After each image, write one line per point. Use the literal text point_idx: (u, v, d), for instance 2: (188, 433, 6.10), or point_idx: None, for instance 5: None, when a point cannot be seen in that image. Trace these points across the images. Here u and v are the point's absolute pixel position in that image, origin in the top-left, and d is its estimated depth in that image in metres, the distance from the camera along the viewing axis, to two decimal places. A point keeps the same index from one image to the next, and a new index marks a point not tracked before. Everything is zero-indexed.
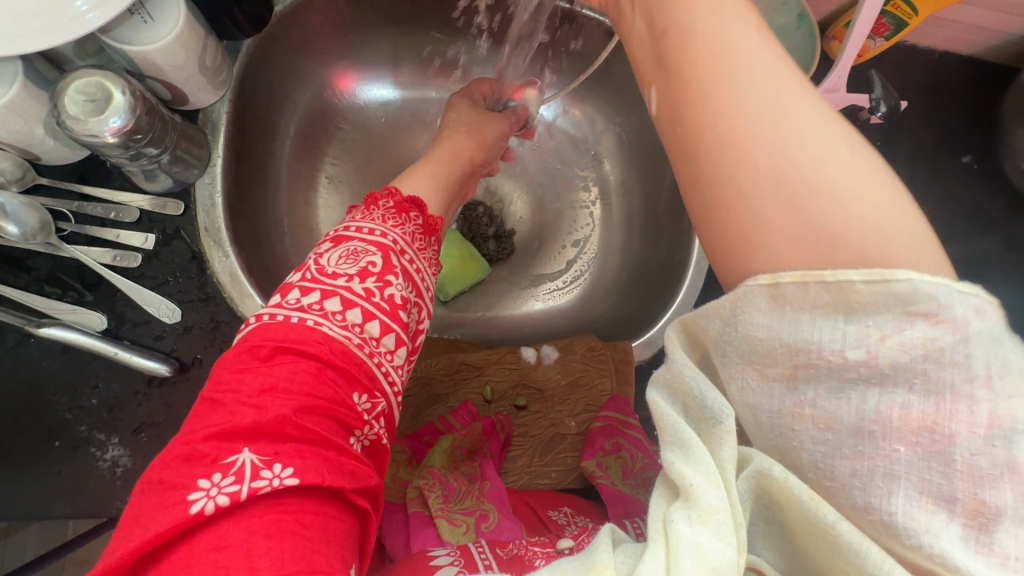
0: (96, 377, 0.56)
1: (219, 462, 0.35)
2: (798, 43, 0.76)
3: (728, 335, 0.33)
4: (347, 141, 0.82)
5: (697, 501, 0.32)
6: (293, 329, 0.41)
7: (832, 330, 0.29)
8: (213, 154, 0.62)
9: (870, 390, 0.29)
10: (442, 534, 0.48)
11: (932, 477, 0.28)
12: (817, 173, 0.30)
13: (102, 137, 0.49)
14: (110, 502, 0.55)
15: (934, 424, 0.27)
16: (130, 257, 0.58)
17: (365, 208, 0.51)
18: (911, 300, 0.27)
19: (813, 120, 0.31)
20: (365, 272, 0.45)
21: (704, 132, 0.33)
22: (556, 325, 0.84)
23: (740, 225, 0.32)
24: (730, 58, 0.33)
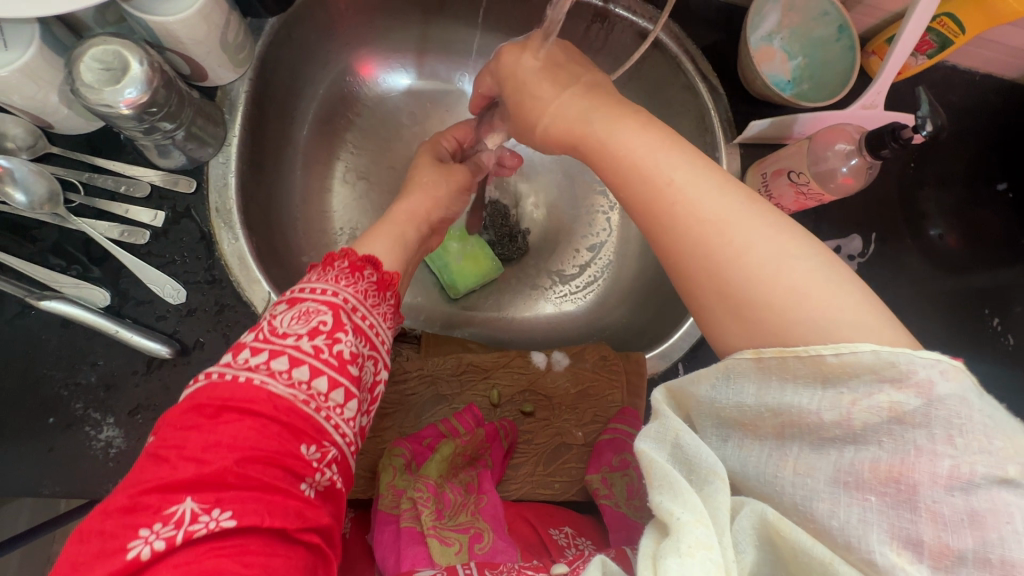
0: (94, 355, 0.54)
1: (161, 513, 0.36)
2: (837, 56, 0.73)
3: (721, 400, 0.37)
4: (366, 129, 0.80)
5: (681, 538, 0.33)
6: (240, 386, 0.41)
7: (813, 398, 0.33)
8: (230, 132, 0.60)
9: (846, 447, 0.33)
10: (433, 554, 0.49)
11: (902, 524, 0.30)
12: (755, 287, 0.36)
13: (116, 108, 0.47)
14: (100, 484, 0.53)
15: (899, 475, 0.31)
16: (138, 233, 0.56)
17: (320, 269, 0.50)
18: (878, 368, 0.31)
19: (749, 241, 0.37)
20: (316, 330, 0.45)
21: (669, 263, 0.41)
22: (567, 330, 0.82)
23: (712, 330, 0.40)
24: (668, 208, 0.40)
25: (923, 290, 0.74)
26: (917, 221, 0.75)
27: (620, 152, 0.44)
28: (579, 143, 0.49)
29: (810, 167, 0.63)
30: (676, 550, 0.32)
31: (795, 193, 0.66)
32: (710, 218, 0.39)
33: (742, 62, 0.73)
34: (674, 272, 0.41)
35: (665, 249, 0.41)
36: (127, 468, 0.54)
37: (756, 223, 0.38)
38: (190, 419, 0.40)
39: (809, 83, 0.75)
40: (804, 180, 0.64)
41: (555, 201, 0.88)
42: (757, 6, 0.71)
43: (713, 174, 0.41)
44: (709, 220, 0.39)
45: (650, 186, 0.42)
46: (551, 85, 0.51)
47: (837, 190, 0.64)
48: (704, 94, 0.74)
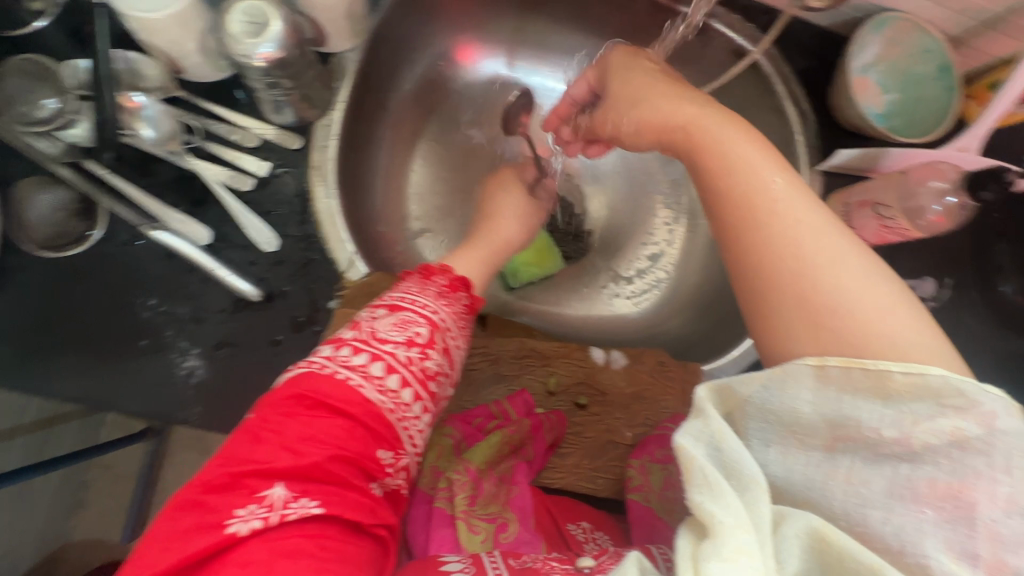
0: (189, 289, 0.58)
1: (254, 495, 0.38)
2: (935, 95, 0.73)
3: (772, 404, 0.38)
4: (453, 112, 0.83)
5: (724, 545, 0.33)
6: (334, 385, 0.43)
7: (878, 415, 0.35)
8: (336, 98, 0.63)
9: (901, 464, 0.34)
10: (461, 540, 0.50)
11: (958, 537, 0.32)
12: (839, 295, 0.38)
13: (252, 59, 0.50)
14: (180, 409, 0.57)
15: (960, 492, 0.32)
16: (243, 179, 0.60)
17: (420, 281, 0.55)
18: (943, 394, 0.33)
19: (840, 253, 0.39)
20: (412, 341, 0.48)
21: (751, 259, 0.41)
22: (624, 332, 0.83)
23: (776, 330, 0.40)
24: (769, 204, 0.41)
25: (983, 345, 0.72)
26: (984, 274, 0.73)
27: (726, 142, 0.44)
28: (675, 134, 0.48)
29: (899, 203, 0.63)
30: (718, 554, 0.33)
31: (879, 225, 0.65)
32: (809, 222, 0.40)
33: (836, 90, 0.73)
34: (752, 267, 0.41)
35: (750, 245, 0.41)
36: (204, 397, 0.57)
37: (844, 239, 0.39)
38: (287, 407, 0.42)
39: (903, 119, 0.73)
40: (890, 214, 0.64)
41: (616, 204, 0.89)
42: (862, 33, 0.70)
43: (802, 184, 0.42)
44: (807, 224, 0.40)
45: (753, 182, 0.42)
46: (633, 98, 0.53)
47: (926, 228, 0.64)
48: (792, 118, 0.74)
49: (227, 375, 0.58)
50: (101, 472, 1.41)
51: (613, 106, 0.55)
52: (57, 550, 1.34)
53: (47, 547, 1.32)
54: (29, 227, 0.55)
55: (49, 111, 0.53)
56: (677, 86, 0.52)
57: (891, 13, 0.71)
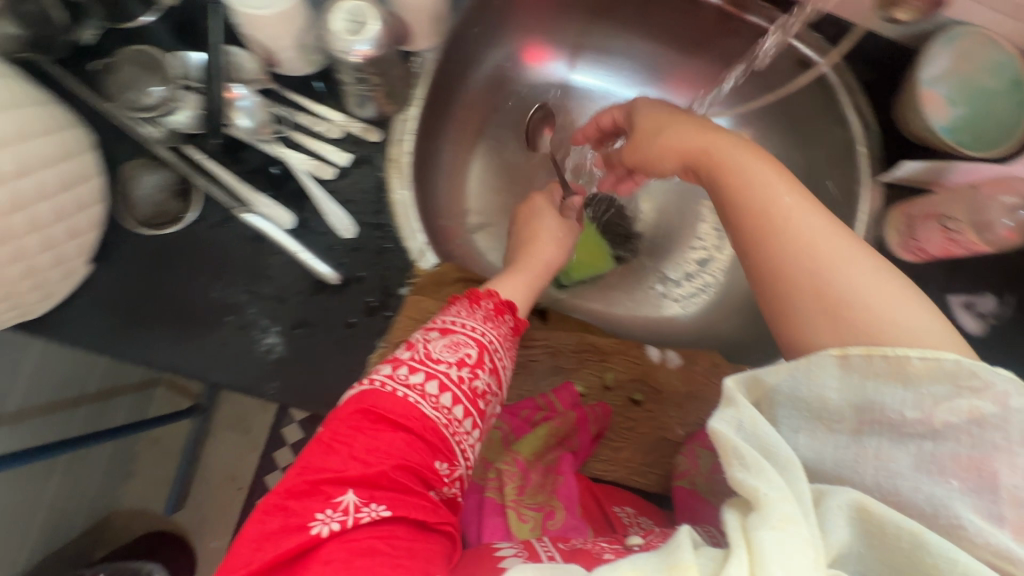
0: (272, 270, 0.61)
1: (331, 501, 0.43)
2: (1005, 110, 0.71)
3: (800, 392, 0.43)
4: (515, 111, 0.85)
5: (769, 513, 0.36)
6: (393, 402, 0.47)
7: (900, 398, 0.39)
8: (415, 96, 0.66)
9: (925, 442, 0.39)
10: (511, 529, 0.53)
11: (984, 503, 0.37)
12: (853, 289, 0.43)
13: (348, 57, 0.54)
14: (260, 382, 0.60)
15: (981, 464, 0.37)
16: (326, 169, 0.63)
17: (468, 304, 0.56)
18: (957, 376, 0.38)
19: (850, 254, 0.44)
20: (462, 361, 0.50)
21: (771, 261, 0.46)
22: (676, 333, 0.85)
23: (798, 325, 0.45)
24: (784, 212, 0.46)
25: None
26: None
27: (745, 166, 0.49)
28: (702, 163, 0.52)
29: (968, 216, 0.63)
30: (765, 522, 0.36)
31: (945, 239, 0.66)
32: (820, 228, 0.45)
33: (902, 100, 0.73)
34: (772, 270, 0.46)
35: (768, 252, 0.46)
36: (282, 372, 0.60)
37: (856, 243, 0.44)
38: (354, 421, 0.46)
39: (971, 133, 0.72)
40: (956, 227, 0.64)
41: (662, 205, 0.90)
42: (931, 48, 0.70)
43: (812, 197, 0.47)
44: (818, 230, 0.45)
45: (768, 194, 0.47)
46: (660, 133, 0.55)
47: (996, 243, 0.63)
48: (857, 127, 0.74)
49: (304, 353, 0.61)
50: (146, 445, 1.47)
51: (642, 142, 0.57)
52: (103, 518, 1.41)
53: (94, 515, 1.38)
54: (133, 204, 0.60)
55: (154, 99, 0.59)
56: (698, 124, 0.54)
57: (961, 27, 0.70)
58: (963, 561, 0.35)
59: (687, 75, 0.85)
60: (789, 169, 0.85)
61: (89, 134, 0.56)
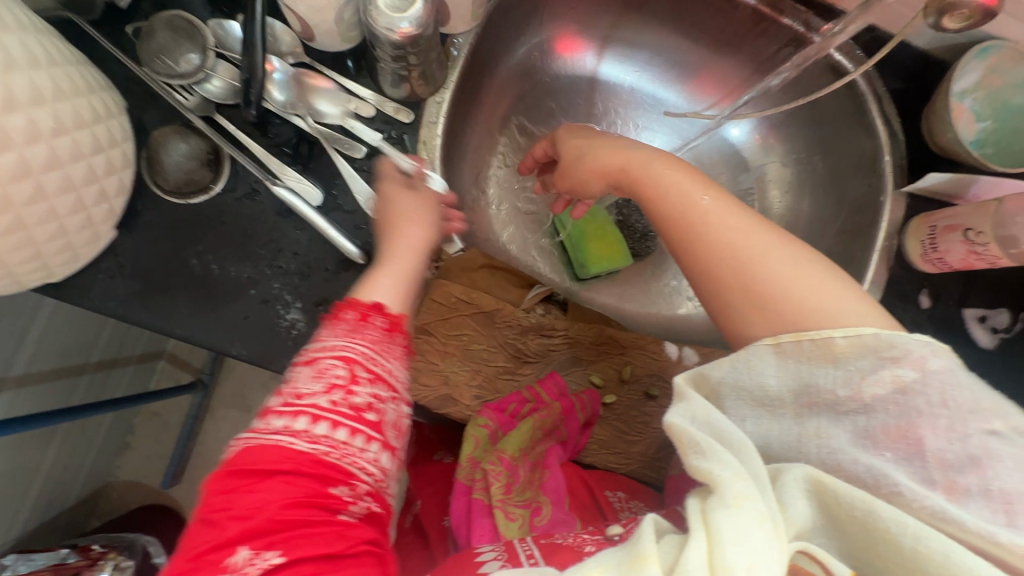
0: (296, 246, 0.61)
1: (220, 566, 0.39)
2: None
3: (742, 380, 0.44)
4: (540, 100, 0.86)
5: (726, 494, 0.37)
6: (266, 451, 0.42)
7: (831, 377, 0.41)
8: (448, 79, 0.66)
9: (859, 417, 0.41)
10: (501, 528, 0.54)
11: (916, 468, 0.39)
12: (772, 281, 0.46)
13: (391, 35, 0.53)
14: (279, 358, 0.60)
15: (907, 432, 0.39)
16: (356, 147, 0.62)
17: (331, 322, 0.49)
18: (880, 349, 0.40)
19: (766, 248, 0.48)
20: (332, 386, 0.44)
21: (696, 268, 0.50)
22: (689, 331, 0.86)
23: (731, 323, 0.48)
24: (702, 217, 0.50)
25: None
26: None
27: (660, 176, 0.54)
28: (621, 175, 0.58)
29: (993, 228, 0.64)
30: (723, 503, 0.37)
31: (967, 250, 0.66)
32: (736, 232, 0.49)
33: (931, 112, 0.73)
34: (699, 275, 0.50)
35: (694, 256, 0.50)
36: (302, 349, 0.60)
37: (771, 239, 0.48)
38: (228, 481, 0.41)
39: (993, 148, 0.74)
40: (983, 240, 0.64)
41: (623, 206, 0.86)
42: (964, 62, 0.70)
43: (727, 199, 0.52)
44: (736, 235, 0.49)
45: (686, 204, 0.52)
46: (582, 154, 0.61)
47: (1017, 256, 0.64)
48: (883, 136, 0.74)
49: None
50: (146, 419, 1.47)
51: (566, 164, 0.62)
52: (100, 487, 1.43)
53: (92, 483, 1.38)
54: (164, 170, 0.58)
55: (190, 66, 0.57)
56: (615, 141, 0.60)
57: (995, 41, 0.70)
58: (912, 524, 0.36)
59: (717, 74, 0.86)
60: (811, 175, 0.86)
61: (120, 98, 0.55)
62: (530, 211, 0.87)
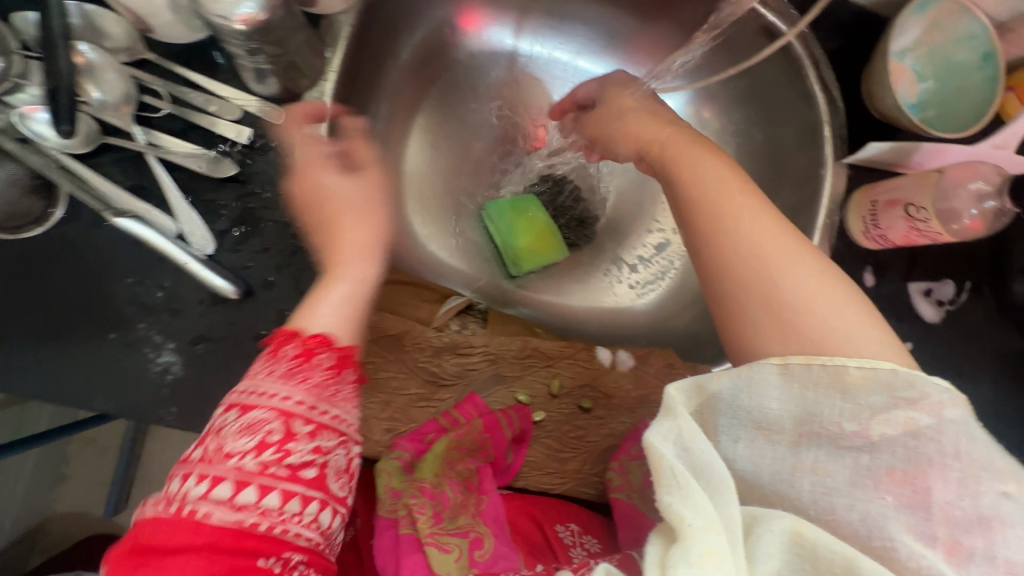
0: (161, 277, 0.53)
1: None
2: (976, 85, 0.66)
3: (741, 401, 0.38)
4: (452, 82, 0.77)
5: (691, 548, 0.33)
6: (181, 525, 0.35)
7: (838, 409, 0.36)
8: (328, 67, 0.57)
9: (861, 455, 0.36)
10: (433, 563, 0.46)
11: (917, 520, 0.35)
12: (797, 294, 0.40)
13: (230, 22, 0.44)
14: (155, 409, 0.53)
15: (915, 479, 0.35)
16: (224, 163, 0.54)
17: (268, 357, 0.41)
18: (894, 387, 0.35)
19: (795, 256, 0.42)
20: (263, 445, 0.37)
21: (714, 268, 0.43)
22: (626, 325, 0.79)
23: (742, 333, 0.42)
24: (734, 213, 0.44)
25: (996, 350, 0.69)
26: (995, 273, 0.70)
27: (693, 161, 0.48)
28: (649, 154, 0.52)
29: (934, 204, 0.60)
30: (684, 559, 0.33)
31: (908, 227, 0.63)
32: (770, 235, 0.42)
33: (869, 75, 0.67)
34: (724, 270, 0.43)
35: (716, 253, 0.43)
36: (181, 395, 0.53)
37: (799, 246, 0.42)
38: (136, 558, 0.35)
39: (936, 110, 0.67)
40: (923, 216, 0.61)
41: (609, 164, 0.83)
42: (902, 18, 0.64)
43: (758, 195, 0.45)
44: (772, 237, 0.42)
45: (718, 194, 0.45)
46: (616, 123, 0.57)
47: (960, 232, 0.62)
48: (821, 105, 0.69)
49: (208, 372, 0.53)
50: (80, 447, 1.36)
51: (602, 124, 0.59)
52: (36, 524, 1.31)
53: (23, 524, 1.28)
54: None
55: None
56: (661, 117, 0.54)
57: None
58: None
59: (647, 42, 0.78)
60: (752, 148, 0.80)
61: None
62: (454, 207, 0.79)
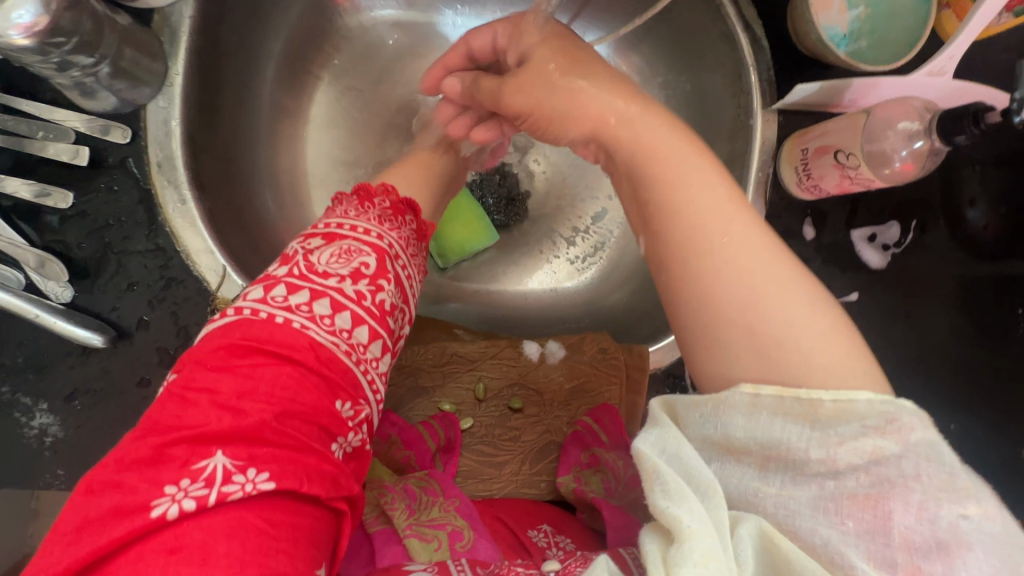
0: (19, 334, 0.49)
1: (188, 468, 0.31)
2: (907, 8, 0.60)
3: (711, 428, 0.34)
4: (345, 66, 0.69)
5: (691, 549, 0.29)
6: (281, 328, 0.35)
7: (803, 437, 0.32)
8: (172, 70, 0.50)
9: (826, 481, 0.31)
10: (412, 552, 0.40)
11: (877, 547, 0.29)
12: (783, 322, 0.34)
13: (8, 36, 0.38)
14: (39, 473, 0.49)
15: (876, 502, 0.30)
16: (59, 195, 0.48)
17: (357, 203, 0.44)
18: (866, 416, 0.31)
19: (782, 279, 0.35)
20: (358, 273, 0.39)
21: (687, 288, 0.37)
22: (563, 307, 0.74)
23: (718, 365, 0.35)
24: (716, 228, 0.37)
25: (954, 293, 0.65)
26: (947, 208, 0.65)
27: (666, 158, 0.40)
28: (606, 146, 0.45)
29: (863, 147, 0.55)
30: (686, 559, 0.29)
31: (840, 176, 0.58)
32: (757, 257, 0.36)
33: (793, 8, 0.61)
34: (704, 292, 0.36)
35: (695, 271, 0.37)
36: (64, 457, 0.49)
37: (785, 267, 0.36)
38: (219, 360, 0.34)
39: (869, 39, 0.61)
40: (853, 163, 0.56)
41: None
42: None
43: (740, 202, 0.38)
44: (761, 258, 0.36)
45: (699, 202, 0.38)
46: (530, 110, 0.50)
47: (891, 176, 0.56)
48: (745, 48, 0.62)
49: (89, 429, 0.49)
50: None
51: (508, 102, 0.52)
52: None
53: None
54: None
55: None
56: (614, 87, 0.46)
57: None
58: None
59: None
60: (682, 101, 0.73)
61: None
62: None
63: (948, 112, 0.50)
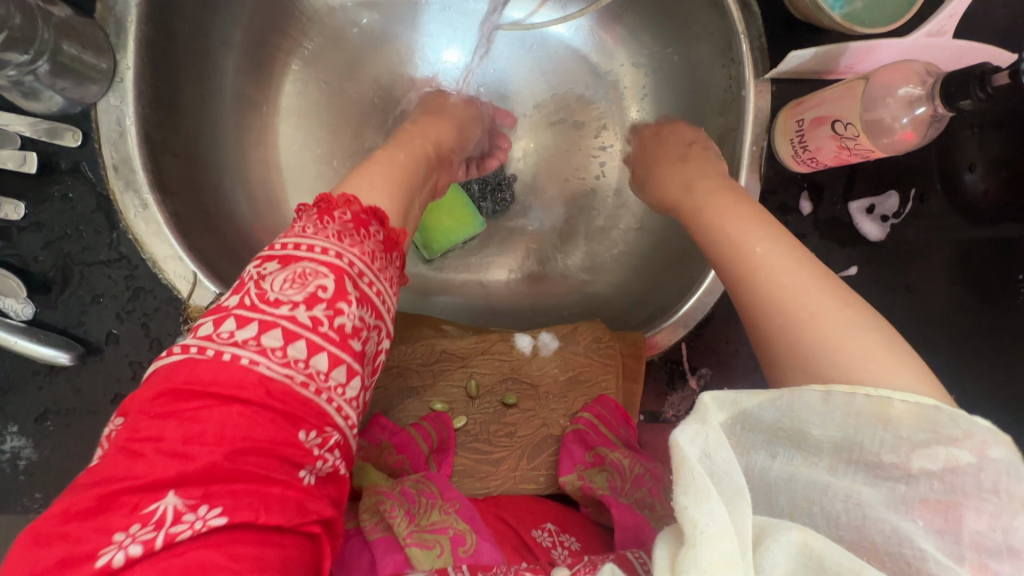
0: None
1: (139, 512, 0.29)
2: None
3: (780, 423, 0.29)
4: (312, 53, 0.64)
5: (699, 552, 0.25)
6: (225, 366, 0.33)
7: (881, 440, 0.27)
8: (120, 64, 0.47)
9: (896, 483, 0.27)
10: (414, 560, 0.38)
11: (947, 545, 0.26)
12: (832, 341, 0.32)
13: None
14: (15, 498, 0.49)
15: (947, 507, 0.26)
16: (9, 207, 0.48)
17: (317, 218, 0.40)
18: (940, 425, 0.26)
19: (830, 302, 0.34)
20: (313, 298, 0.36)
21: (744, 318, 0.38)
22: (555, 295, 0.71)
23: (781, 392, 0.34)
24: (757, 259, 0.38)
25: (962, 267, 0.62)
26: (944, 171, 0.62)
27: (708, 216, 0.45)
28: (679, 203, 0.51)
29: (861, 115, 0.52)
30: (692, 561, 0.25)
31: (837, 147, 0.55)
32: (799, 271, 0.36)
33: None
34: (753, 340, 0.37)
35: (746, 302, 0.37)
36: (39, 481, 0.49)
37: (831, 289, 0.35)
38: (161, 405, 0.32)
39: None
40: (851, 133, 0.53)
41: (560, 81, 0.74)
42: None
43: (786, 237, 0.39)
44: (793, 284, 0.36)
45: (740, 243, 0.40)
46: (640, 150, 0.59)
47: (891, 146, 0.53)
48: (734, 13, 0.58)
49: (65, 449, 0.50)
50: None
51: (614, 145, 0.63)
52: None
53: None
54: None
55: None
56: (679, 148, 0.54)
57: None
58: None
59: None
60: (670, 74, 0.69)
61: None
62: None
63: (954, 74, 0.47)
